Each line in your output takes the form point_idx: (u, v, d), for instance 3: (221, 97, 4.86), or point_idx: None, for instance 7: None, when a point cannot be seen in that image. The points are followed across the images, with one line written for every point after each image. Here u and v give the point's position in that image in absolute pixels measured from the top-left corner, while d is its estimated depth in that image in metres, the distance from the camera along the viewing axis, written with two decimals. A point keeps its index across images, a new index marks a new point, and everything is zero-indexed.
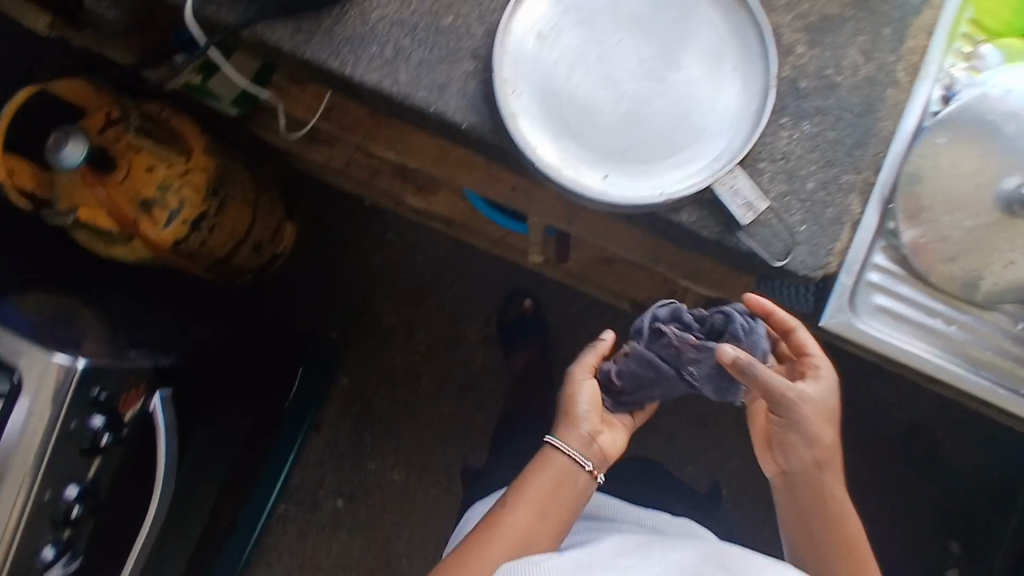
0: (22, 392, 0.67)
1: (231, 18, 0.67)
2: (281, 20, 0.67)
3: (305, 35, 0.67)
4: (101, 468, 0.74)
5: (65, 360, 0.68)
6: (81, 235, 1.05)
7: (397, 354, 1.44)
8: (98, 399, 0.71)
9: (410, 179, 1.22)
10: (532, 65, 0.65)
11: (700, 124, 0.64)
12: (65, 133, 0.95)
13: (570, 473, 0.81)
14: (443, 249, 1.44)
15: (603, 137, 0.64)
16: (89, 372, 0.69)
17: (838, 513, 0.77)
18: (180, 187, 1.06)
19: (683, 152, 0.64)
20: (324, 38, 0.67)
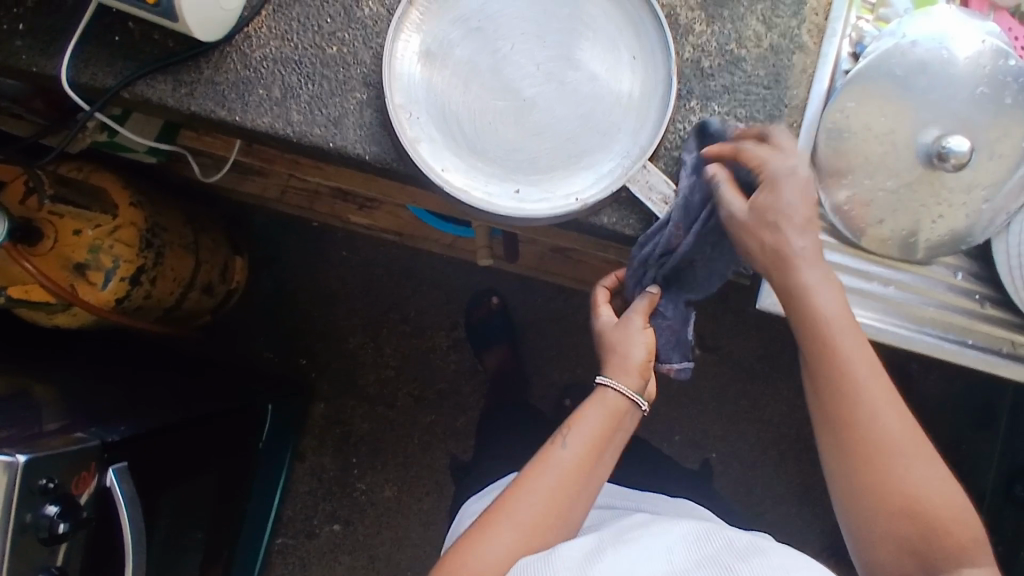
0: None
1: (109, 81, 0.67)
2: (160, 75, 0.68)
3: (187, 87, 0.68)
4: (67, 554, 0.71)
5: (4, 457, 0.66)
6: (19, 310, 1.01)
7: (370, 371, 1.43)
8: (47, 488, 0.69)
9: (350, 200, 1.19)
10: (427, 89, 0.68)
11: (606, 119, 0.69)
12: None
13: (623, 411, 0.70)
14: (400, 260, 1.42)
15: (507, 148, 0.68)
16: (33, 463, 0.67)
17: (854, 396, 0.61)
18: (112, 245, 1.03)
19: (587, 151, 0.69)
20: (208, 88, 0.68)
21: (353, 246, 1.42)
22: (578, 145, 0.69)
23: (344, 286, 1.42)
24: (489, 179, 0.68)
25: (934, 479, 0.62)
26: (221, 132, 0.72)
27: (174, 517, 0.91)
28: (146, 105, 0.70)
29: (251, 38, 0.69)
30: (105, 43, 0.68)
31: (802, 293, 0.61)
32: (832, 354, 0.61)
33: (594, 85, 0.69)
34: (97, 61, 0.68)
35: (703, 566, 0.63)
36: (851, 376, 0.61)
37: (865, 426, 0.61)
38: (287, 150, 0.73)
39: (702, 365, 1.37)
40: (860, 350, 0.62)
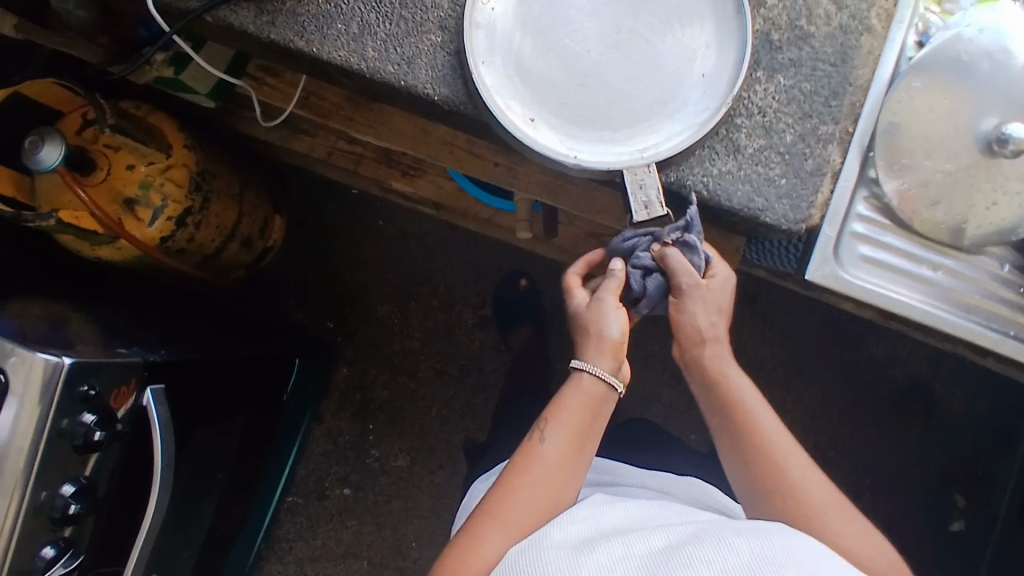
0: (10, 393, 0.66)
1: (194, 3, 0.70)
2: (242, 1, 0.70)
3: (269, 16, 0.70)
4: (98, 465, 0.73)
5: (51, 357, 0.67)
6: (66, 237, 1.04)
7: (395, 340, 1.44)
8: (89, 396, 0.70)
9: (395, 164, 1.22)
10: (508, 30, 0.70)
11: (650, 104, 0.71)
12: (41, 135, 0.93)
13: (601, 401, 0.72)
14: (435, 234, 1.43)
15: (558, 101, 0.70)
16: (78, 368, 0.68)
17: (771, 461, 0.72)
18: (162, 184, 1.05)
19: (628, 121, 0.71)
20: (289, 18, 0.70)
21: (390, 216, 1.44)
22: (621, 119, 0.70)
23: (377, 254, 1.44)
24: (528, 125, 0.70)
25: (853, 527, 0.70)
26: (294, 63, 0.75)
27: (199, 453, 0.93)
28: (224, 31, 0.72)
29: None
30: None
31: (720, 373, 0.75)
32: (747, 426, 0.73)
33: (658, 60, 0.70)
34: None
35: (702, 542, 0.61)
36: (768, 441, 0.73)
37: (789, 482, 0.71)
38: (356, 85, 0.76)
39: None
40: (771, 420, 0.74)
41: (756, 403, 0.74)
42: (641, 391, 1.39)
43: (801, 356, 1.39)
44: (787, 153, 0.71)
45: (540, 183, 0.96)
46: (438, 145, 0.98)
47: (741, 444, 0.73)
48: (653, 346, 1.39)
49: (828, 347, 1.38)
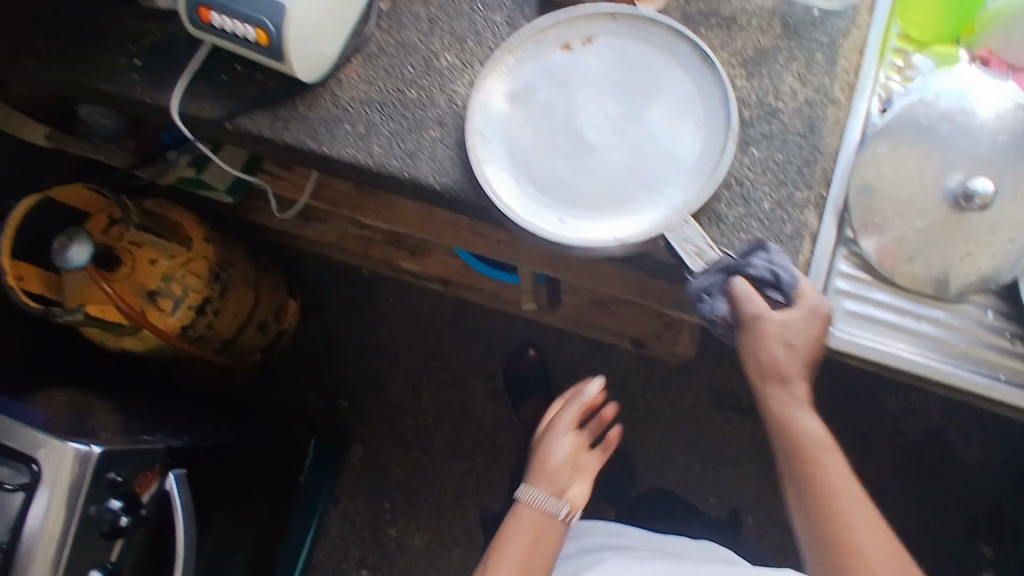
0: (42, 483, 0.69)
1: (214, 113, 0.73)
2: (257, 110, 0.73)
3: (282, 122, 0.73)
4: (123, 551, 0.75)
5: (82, 446, 0.70)
6: (89, 330, 1.08)
7: (408, 417, 1.46)
8: (115, 482, 0.72)
9: (403, 245, 1.28)
10: (507, 135, 0.74)
11: (660, 172, 0.73)
12: (71, 236, 1.00)
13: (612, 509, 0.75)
14: (443, 310, 1.48)
15: (573, 188, 0.73)
16: (105, 456, 0.71)
17: (836, 515, 0.73)
18: (183, 276, 1.11)
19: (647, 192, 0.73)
20: (300, 123, 0.73)
21: (399, 294, 1.49)
22: (635, 191, 0.73)
23: (388, 332, 1.48)
24: (553, 217, 0.73)
25: None
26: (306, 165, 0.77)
27: (218, 537, 0.94)
28: (242, 139, 0.75)
29: (342, 82, 0.74)
30: (210, 81, 0.73)
31: (791, 416, 0.74)
32: (817, 474, 0.74)
33: (651, 133, 0.74)
34: (204, 95, 0.72)
35: None
36: (833, 493, 0.73)
37: (849, 541, 0.72)
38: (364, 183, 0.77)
39: (737, 425, 1.40)
40: (837, 466, 0.75)
41: (824, 452, 0.74)
42: (656, 455, 1.41)
43: None
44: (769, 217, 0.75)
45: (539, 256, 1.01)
46: (440, 224, 1.04)
47: (805, 498, 0.74)
48: (664, 409, 1.42)
49: (839, 402, 1.39)
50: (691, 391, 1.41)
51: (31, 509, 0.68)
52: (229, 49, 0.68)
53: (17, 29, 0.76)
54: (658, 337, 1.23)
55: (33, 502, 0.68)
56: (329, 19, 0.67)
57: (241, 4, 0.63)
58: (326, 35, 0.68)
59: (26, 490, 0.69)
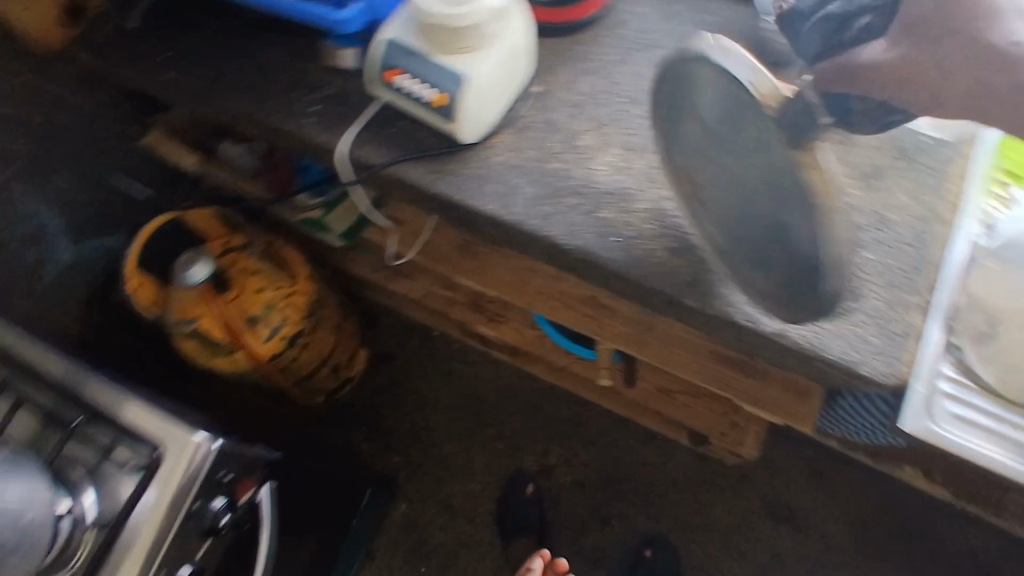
0: (157, 470, 0.71)
1: (377, 159, 0.80)
2: (414, 160, 0.79)
3: (436, 174, 0.79)
4: (209, 551, 0.76)
5: (202, 440, 0.72)
6: (189, 345, 1.14)
7: (457, 481, 1.46)
8: (221, 482, 0.75)
9: (484, 310, 1.36)
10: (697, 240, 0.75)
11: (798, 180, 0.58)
12: (197, 255, 1.09)
13: None
14: (506, 380, 1.52)
15: (810, 262, 0.62)
16: (218, 454, 0.73)
17: None
18: (283, 307, 1.18)
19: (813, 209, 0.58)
20: (452, 176, 0.79)
21: (465, 357, 1.55)
22: (822, 222, 0.58)
23: (449, 394, 1.52)
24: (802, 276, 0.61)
25: None
26: (443, 215, 0.82)
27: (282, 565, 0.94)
28: (393, 184, 0.81)
29: (493, 146, 0.80)
30: (380, 132, 0.81)
31: None
32: None
33: (790, 102, 0.59)
34: (370, 143, 0.80)
35: None
36: None
37: None
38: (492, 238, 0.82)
39: (789, 539, 1.37)
40: None
41: None
42: (701, 559, 1.38)
43: (867, 537, 1.36)
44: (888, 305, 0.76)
45: (625, 331, 1.11)
46: (533, 294, 1.15)
47: None
48: (714, 511, 1.40)
49: (895, 530, 1.36)
50: (744, 496, 1.40)
51: (142, 493, 0.70)
52: (403, 106, 0.78)
53: (215, 68, 0.87)
54: (721, 434, 1.24)
55: (147, 487, 0.71)
56: (500, 88, 0.76)
57: (427, 71, 0.73)
58: (493, 102, 0.76)
59: (144, 474, 0.71)
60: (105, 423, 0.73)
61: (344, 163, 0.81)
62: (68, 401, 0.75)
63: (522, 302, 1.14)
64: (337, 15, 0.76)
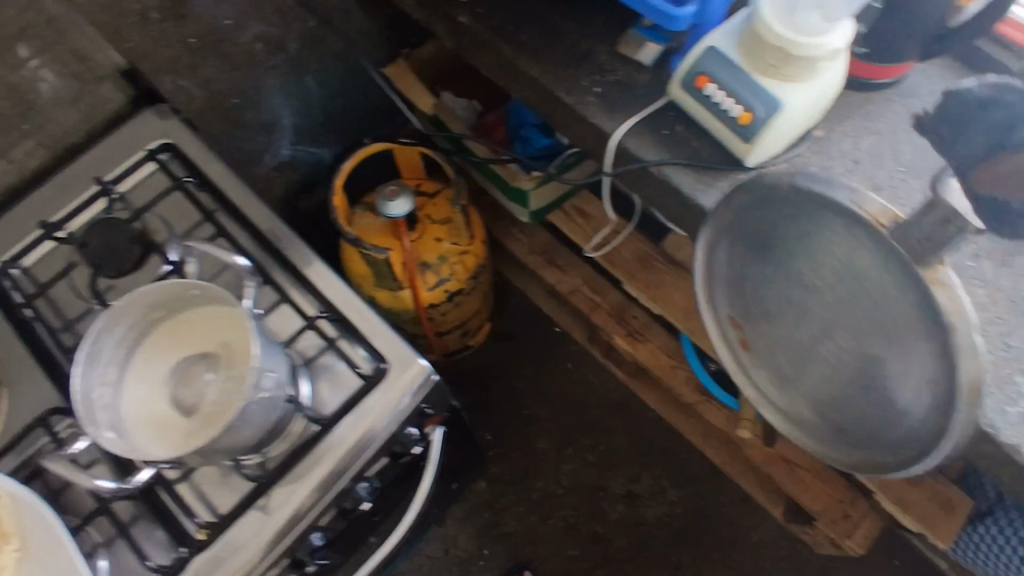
0: (378, 382, 0.70)
1: (649, 155, 0.80)
2: (685, 168, 0.79)
3: (705, 184, 0.78)
4: (383, 474, 0.76)
5: (426, 369, 0.72)
6: (361, 270, 1.17)
7: (541, 479, 1.46)
8: (421, 413, 0.74)
9: (625, 323, 1.35)
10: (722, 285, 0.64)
11: (881, 292, 0.49)
12: (401, 189, 1.12)
13: None
14: (614, 396, 1.52)
15: (862, 376, 0.55)
16: (431, 386, 0.73)
17: None
18: (454, 262, 1.20)
19: (892, 296, 0.49)
20: (721, 192, 0.78)
21: (580, 362, 1.55)
22: (913, 365, 0.50)
23: (555, 392, 1.53)
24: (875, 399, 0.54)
25: None
26: (687, 227, 0.82)
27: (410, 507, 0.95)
28: (651, 184, 0.81)
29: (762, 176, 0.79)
30: (657, 128, 0.81)
31: None
32: None
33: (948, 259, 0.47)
34: (643, 136, 0.81)
35: None
36: None
37: None
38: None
39: None
40: None
41: None
42: None
43: None
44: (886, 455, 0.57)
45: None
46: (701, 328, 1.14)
47: None
48: None
49: None
50: None
51: (357, 400, 0.70)
52: (695, 113, 0.78)
53: (512, 22, 0.87)
54: (831, 521, 1.19)
55: (362, 396, 0.70)
56: (802, 125, 0.75)
57: (746, 89, 0.73)
58: (790, 136, 0.76)
59: (364, 383, 0.70)
60: (333, 320, 0.74)
61: (614, 149, 0.81)
62: (310, 293, 0.75)
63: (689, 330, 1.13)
64: (679, 14, 0.76)
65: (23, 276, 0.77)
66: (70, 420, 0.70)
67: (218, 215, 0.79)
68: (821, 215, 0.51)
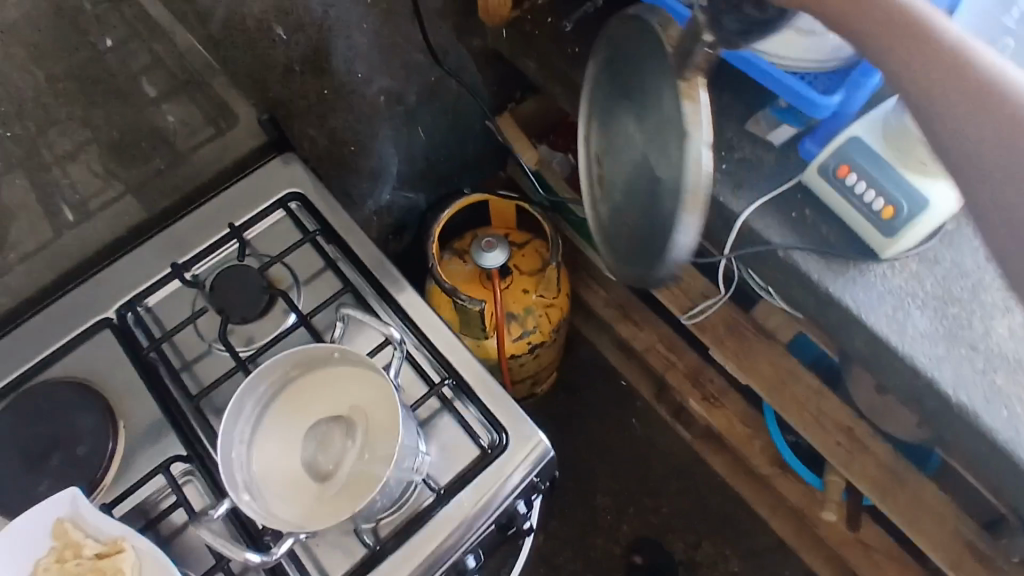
0: (496, 454, 0.69)
1: (776, 238, 0.78)
2: (814, 254, 0.77)
3: (833, 271, 0.76)
4: (487, 545, 0.74)
5: (543, 443, 0.70)
6: (446, 316, 1.17)
7: (599, 536, 1.43)
8: (533, 487, 0.72)
9: (700, 386, 1.32)
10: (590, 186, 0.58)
11: (667, 109, 0.46)
12: (498, 240, 1.13)
13: None
14: (679, 457, 1.49)
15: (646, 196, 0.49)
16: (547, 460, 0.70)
17: None
18: (540, 315, 1.19)
19: (674, 147, 0.45)
20: (851, 280, 0.76)
21: (645, 419, 1.52)
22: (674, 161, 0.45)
23: (618, 447, 1.50)
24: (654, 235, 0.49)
25: None
26: (812, 314, 0.80)
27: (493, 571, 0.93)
28: (777, 267, 0.79)
29: (895, 266, 0.77)
30: (785, 210, 0.80)
31: None
32: None
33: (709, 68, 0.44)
34: (770, 216, 0.79)
35: None
36: None
37: None
38: (857, 358, 0.79)
39: None
40: None
41: None
42: None
43: None
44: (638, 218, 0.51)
45: (877, 477, 1.04)
46: (789, 400, 1.09)
47: None
48: None
49: None
50: None
51: (475, 471, 0.68)
52: (831, 201, 0.77)
53: None
54: None
55: (481, 468, 0.68)
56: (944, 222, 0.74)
57: (887, 182, 0.73)
58: (931, 231, 0.74)
59: (482, 453, 0.69)
60: (452, 383, 0.72)
61: (738, 229, 0.80)
62: (431, 355, 0.74)
63: (777, 405, 1.10)
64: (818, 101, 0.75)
65: (146, 315, 0.76)
66: (187, 466, 0.69)
67: (340, 263, 0.79)
68: (647, 70, 0.48)
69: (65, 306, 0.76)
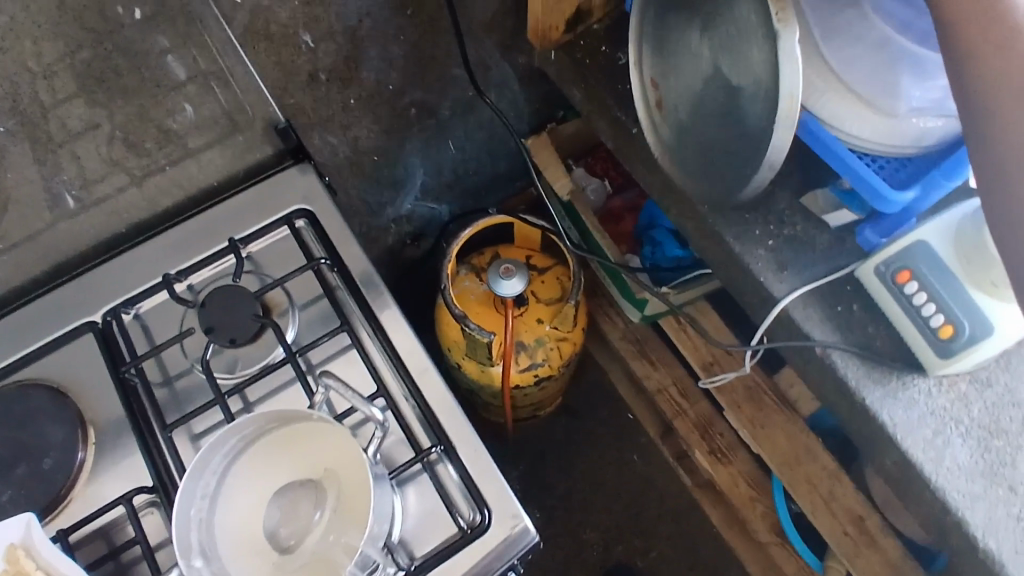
0: (476, 537, 0.64)
1: (815, 333, 0.72)
2: (854, 357, 0.70)
3: (872, 380, 0.70)
4: None
5: (528, 528, 0.65)
6: (454, 336, 1.12)
7: (582, 570, 1.39)
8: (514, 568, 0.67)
9: (709, 439, 1.26)
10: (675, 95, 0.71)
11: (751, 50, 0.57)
12: (516, 268, 1.06)
13: None
14: (676, 502, 1.43)
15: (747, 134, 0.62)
16: (532, 547, 0.65)
17: None
18: (551, 348, 1.13)
19: (754, 52, 0.57)
20: (889, 393, 0.69)
21: (647, 457, 1.47)
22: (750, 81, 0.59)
23: (614, 482, 1.45)
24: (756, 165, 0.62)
25: None
26: (844, 420, 0.74)
27: None
28: (813, 362, 0.73)
29: (940, 384, 0.70)
30: (830, 304, 0.73)
31: None
32: None
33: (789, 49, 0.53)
34: (812, 307, 0.73)
35: None
36: None
37: None
38: (884, 474, 0.72)
39: None
40: None
41: None
42: None
43: None
44: (759, 117, 0.60)
45: None
46: (800, 477, 1.04)
47: None
48: None
49: None
50: None
51: (451, 552, 0.63)
52: (890, 312, 0.71)
53: None
54: None
55: (457, 550, 0.63)
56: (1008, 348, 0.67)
57: (950, 299, 0.67)
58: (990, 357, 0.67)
59: (462, 533, 0.64)
60: (441, 444, 0.67)
61: (775, 315, 0.73)
62: (421, 413, 0.69)
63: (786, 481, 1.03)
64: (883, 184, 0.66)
65: (133, 322, 0.73)
66: (149, 497, 0.65)
67: (340, 293, 0.74)
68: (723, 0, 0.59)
69: (53, 300, 0.73)
